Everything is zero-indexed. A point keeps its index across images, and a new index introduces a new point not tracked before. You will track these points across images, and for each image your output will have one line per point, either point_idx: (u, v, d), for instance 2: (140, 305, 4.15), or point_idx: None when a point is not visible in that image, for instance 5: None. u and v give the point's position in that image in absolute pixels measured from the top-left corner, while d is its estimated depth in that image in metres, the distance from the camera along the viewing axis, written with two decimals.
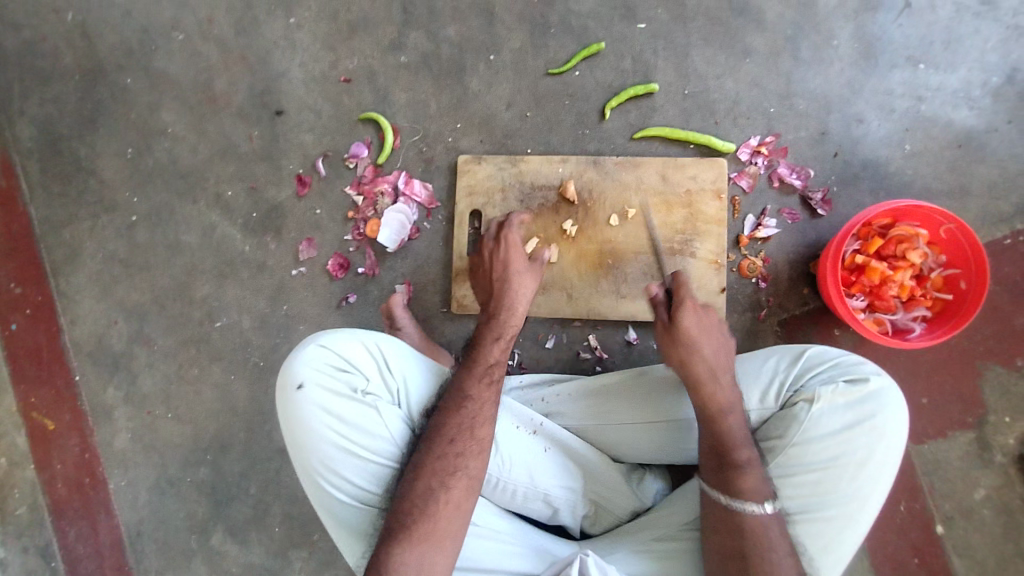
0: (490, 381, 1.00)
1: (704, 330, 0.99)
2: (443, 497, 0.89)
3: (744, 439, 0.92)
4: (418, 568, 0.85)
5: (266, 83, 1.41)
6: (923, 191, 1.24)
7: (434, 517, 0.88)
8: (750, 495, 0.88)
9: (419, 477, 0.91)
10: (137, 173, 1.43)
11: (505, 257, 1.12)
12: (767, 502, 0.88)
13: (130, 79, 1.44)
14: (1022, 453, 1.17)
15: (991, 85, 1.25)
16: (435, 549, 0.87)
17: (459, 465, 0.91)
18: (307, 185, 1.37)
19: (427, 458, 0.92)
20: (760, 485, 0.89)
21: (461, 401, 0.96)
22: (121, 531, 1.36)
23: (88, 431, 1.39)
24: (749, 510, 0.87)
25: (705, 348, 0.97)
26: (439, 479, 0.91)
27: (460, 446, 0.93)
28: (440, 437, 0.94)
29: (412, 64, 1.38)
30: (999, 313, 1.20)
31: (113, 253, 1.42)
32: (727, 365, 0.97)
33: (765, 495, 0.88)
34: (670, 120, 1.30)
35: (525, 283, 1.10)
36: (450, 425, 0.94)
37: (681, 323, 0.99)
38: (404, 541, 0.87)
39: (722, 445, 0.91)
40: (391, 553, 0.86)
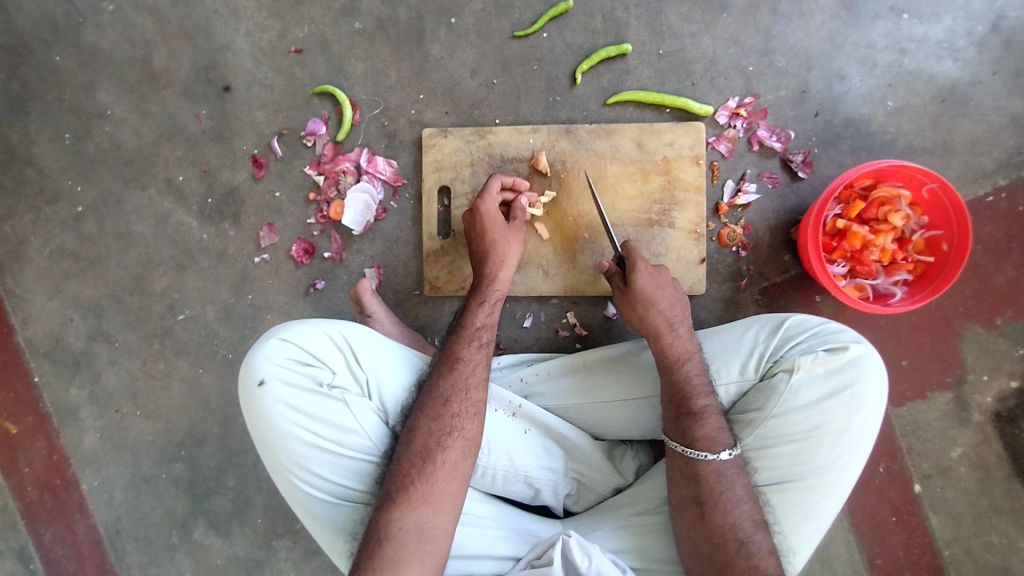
0: (481, 344, 0.98)
1: (667, 295, 1.00)
2: (440, 456, 0.88)
3: (703, 388, 0.93)
4: (417, 533, 0.83)
5: (211, 56, 1.30)
6: (906, 149, 1.20)
7: (432, 477, 0.87)
8: (704, 443, 0.89)
9: (416, 438, 0.90)
10: (78, 159, 1.33)
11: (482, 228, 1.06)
12: (725, 450, 0.89)
13: (61, 56, 1.33)
14: (998, 410, 1.18)
15: (975, 35, 1.19)
16: (435, 512, 0.85)
17: (455, 426, 0.90)
18: (263, 167, 1.29)
19: (423, 419, 0.91)
20: (713, 433, 0.89)
21: (453, 362, 0.95)
22: (98, 531, 1.33)
23: (54, 433, 1.34)
24: (699, 455, 0.88)
25: (662, 306, 0.98)
26: (436, 439, 0.89)
27: (455, 406, 0.91)
28: (435, 398, 0.92)
29: (368, 30, 1.28)
30: (980, 272, 1.19)
31: (62, 247, 1.33)
32: (683, 315, 0.99)
33: (723, 444, 0.89)
34: (645, 82, 1.23)
35: (509, 247, 1.06)
36: (447, 385, 0.93)
37: (635, 282, 0.99)
38: (401, 505, 0.85)
39: (679, 394, 0.92)
40: (389, 518, 0.84)
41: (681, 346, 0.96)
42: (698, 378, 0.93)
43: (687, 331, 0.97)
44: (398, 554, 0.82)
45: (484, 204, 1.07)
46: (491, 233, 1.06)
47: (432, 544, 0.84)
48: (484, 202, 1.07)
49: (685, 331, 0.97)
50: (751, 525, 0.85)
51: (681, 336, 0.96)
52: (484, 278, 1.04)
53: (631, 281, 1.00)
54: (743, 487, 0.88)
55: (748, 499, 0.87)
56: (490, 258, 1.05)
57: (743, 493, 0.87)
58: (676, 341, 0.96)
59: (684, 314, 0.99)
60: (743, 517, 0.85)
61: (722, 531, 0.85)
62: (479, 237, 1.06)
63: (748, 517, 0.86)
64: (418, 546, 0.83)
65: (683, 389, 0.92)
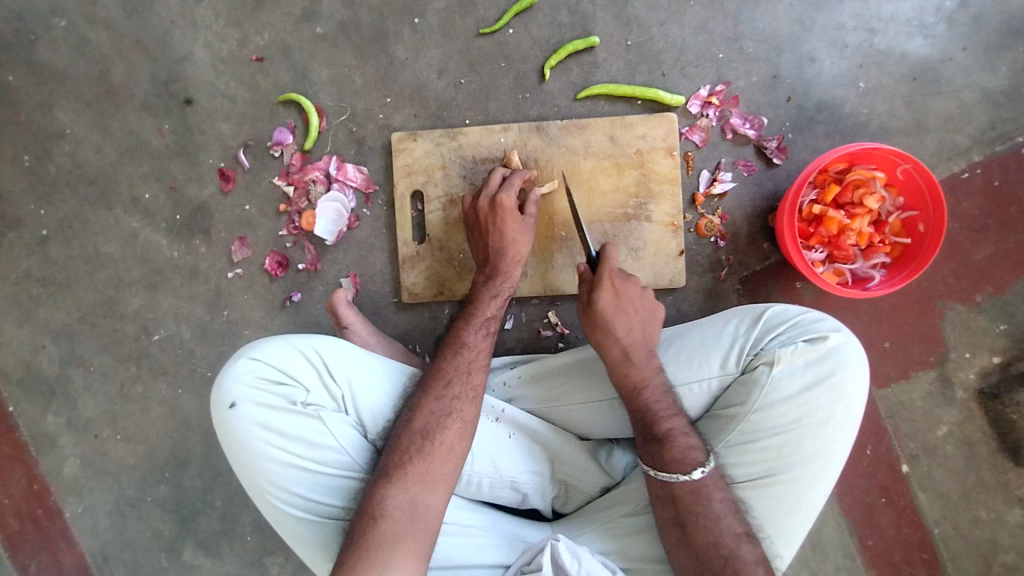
0: (488, 333, 0.99)
1: (633, 318, 0.96)
2: (438, 436, 0.87)
3: (667, 408, 0.92)
4: (411, 510, 0.82)
5: (171, 69, 1.27)
6: (879, 130, 1.19)
7: (429, 457, 0.86)
8: (676, 466, 0.87)
9: (417, 415, 0.89)
10: (40, 181, 1.29)
11: (500, 224, 1.05)
12: (697, 469, 0.87)
13: (14, 75, 1.29)
14: (981, 387, 1.18)
15: (945, 11, 1.18)
16: (430, 491, 0.84)
17: (455, 407, 0.90)
18: (231, 180, 1.26)
19: (426, 399, 0.90)
20: (686, 452, 0.88)
21: (458, 348, 0.95)
22: (84, 559, 1.31)
23: (33, 462, 1.31)
24: (671, 478, 0.87)
25: (621, 332, 0.95)
26: (436, 419, 0.88)
27: (455, 388, 0.91)
28: (439, 378, 0.92)
29: (330, 34, 1.25)
30: (958, 250, 1.19)
31: (28, 272, 1.30)
32: (645, 342, 0.95)
33: (694, 463, 0.87)
34: (615, 75, 1.22)
35: (521, 245, 1.05)
36: (450, 366, 0.93)
37: (598, 303, 0.96)
38: (396, 483, 0.83)
39: (644, 420, 0.91)
40: (383, 495, 0.83)
41: (639, 374, 0.93)
42: (665, 396, 0.93)
43: (648, 356, 0.95)
44: (391, 532, 0.80)
45: (503, 198, 1.06)
46: (508, 230, 1.05)
47: (425, 522, 0.82)
48: (502, 196, 1.06)
49: (645, 358, 0.94)
50: (738, 535, 0.85)
51: (641, 363, 0.94)
52: (497, 273, 1.04)
53: (593, 302, 0.97)
54: (724, 494, 0.87)
55: (733, 509, 0.87)
56: (505, 255, 1.04)
57: (721, 507, 0.86)
58: (633, 370, 0.93)
59: (644, 340, 0.96)
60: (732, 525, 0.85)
61: (702, 544, 0.85)
62: (497, 234, 1.05)
63: (738, 528, 0.85)
64: (413, 525, 0.81)
65: (648, 413, 0.91)
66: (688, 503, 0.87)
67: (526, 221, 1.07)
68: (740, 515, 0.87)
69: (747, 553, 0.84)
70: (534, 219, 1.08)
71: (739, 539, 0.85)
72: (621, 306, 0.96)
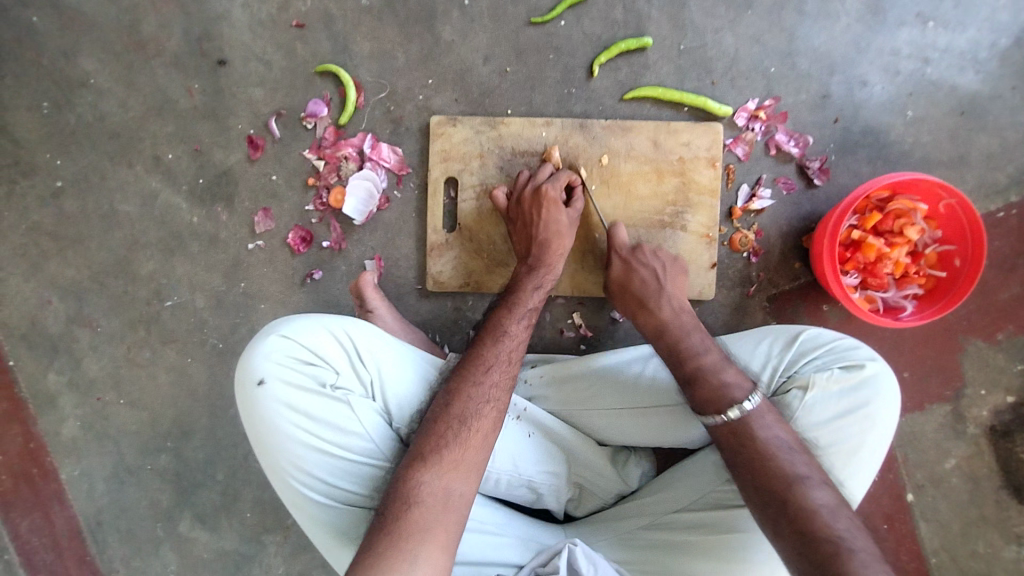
0: (529, 324, 0.98)
1: (645, 272, 1.06)
2: (475, 423, 0.86)
3: (696, 347, 0.96)
4: (443, 498, 0.80)
5: (205, 27, 1.22)
6: (922, 161, 1.19)
7: (464, 444, 0.84)
8: (712, 406, 0.89)
9: (455, 401, 0.87)
10: (58, 130, 1.24)
11: (545, 215, 1.06)
12: (733, 408, 0.87)
13: (39, 17, 1.23)
14: (993, 424, 1.20)
15: (999, 47, 1.17)
16: (462, 480, 0.82)
17: (491, 396, 0.88)
18: (260, 148, 1.22)
19: (466, 384, 0.89)
20: (721, 392, 0.89)
21: (498, 336, 0.94)
22: (77, 521, 1.28)
23: (31, 420, 1.28)
24: (713, 420, 0.88)
25: (636, 287, 1.05)
26: (474, 406, 0.87)
27: (495, 376, 0.90)
28: (477, 364, 0.91)
29: (376, 8, 1.21)
30: (985, 287, 1.19)
31: (39, 224, 1.25)
32: (660, 288, 1.04)
33: (731, 402, 0.87)
34: (664, 78, 1.19)
35: (565, 236, 1.06)
36: (490, 354, 0.92)
37: (611, 275, 1.08)
38: (430, 468, 0.82)
39: (675, 360, 0.96)
40: (417, 480, 0.81)
41: (658, 317, 1.02)
42: (689, 335, 0.98)
43: (664, 300, 1.03)
44: (423, 521, 0.78)
45: (548, 188, 1.07)
46: (551, 217, 1.06)
47: (457, 511, 0.81)
48: (547, 185, 1.08)
49: (661, 304, 1.02)
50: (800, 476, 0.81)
51: (658, 309, 1.02)
52: (540, 263, 1.04)
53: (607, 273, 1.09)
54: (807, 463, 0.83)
55: (793, 449, 0.84)
56: (546, 246, 1.04)
57: (823, 497, 0.79)
58: (650, 316, 1.02)
59: (658, 286, 1.04)
60: (796, 464, 0.82)
61: (807, 529, 0.77)
62: (541, 224, 1.05)
63: (804, 470, 0.82)
64: (444, 514, 0.79)
65: (674, 354, 0.97)
66: (735, 445, 0.86)
67: (571, 213, 1.09)
68: (808, 456, 0.84)
69: (814, 496, 0.79)
70: (580, 211, 1.10)
71: (808, 483, 0.80)
72: (631, 267, 1.07)
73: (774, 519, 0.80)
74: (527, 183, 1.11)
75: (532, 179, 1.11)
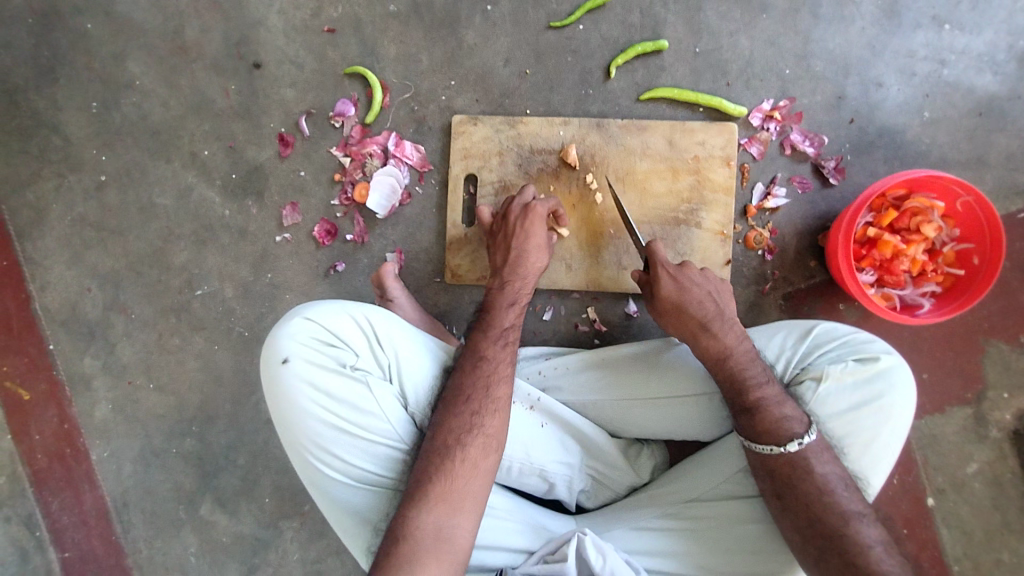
0: (507, 342, 0.98)
1: (699, 293, 0.97)
2: (460, 454, 0.87)
3: (758, 376, 0.91)
4: (435, 532, 0.82)
5: (243, 32, 1.30)
6: (940, 161, 1.19)
7: (451, 474, 0.86)
8: (771, 437, 0.87)
9: (439, 433, 0.89)
10: (104, 128, 1.32)
11: (529, 229, 1.06)
12: (791, 442, 0.86)
13: (92, 23, 1.32)
14: (1017, 429, 1.17)
15: (1017, 49, 1.18)
16: (454, 512, 0.84)
17: (474, 424, 0.89)
18: (290, 145, 1.28)
19: (448, 416, 0.90)
20: (781, 423, 0.87)
21: (476, 360, 0.96)
22: (105, 502, 1.33)
23: (66, 401, 1.34)
24: (765, 449, 0.87)
25: (693, 308, 0.95)
26: (452, 438, 0.88)
27: (474, 404, 0.90)
28: (457, 397, 0.92)
29: (402, 13, 1.27)
30: (1007, 289, 1.18)
31: (83, 215, 1.33)
32: (719, 309, 0.96)
33: (790, 436, 0.86)
34: (679, 80, 1.22)
35: (540, 256, 1.06)
36: (469, 382, 0.93)
37: (663, 293, 0.97)
38: (420, 504, 0.84)
39: (736, 386, 0.91)
40: (408, 515, 0.83)
41: (720, 343, 0.93)
42: (753, 364, 0.92)
43: (727, 325, 0.94)
44: (414, 554, 0.80)
45: (539, 206, 1.08)
46: (534, 236, 1.06)
47: (450, 544, 0.82)
48: (539, 205, 1.08)
49: (724, 328, 0.94)
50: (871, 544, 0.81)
51: (722, 333, 0.94)
52: (517, 281, 1.05)
53: (655, 292, 0.98)
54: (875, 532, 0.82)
55: (848, 486, 0.85)
56: (523, 262, 1.05)
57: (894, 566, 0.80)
58: (713, 341, 0.94)
59: (718, 309, 0.96)
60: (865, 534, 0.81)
61: None
62: (522, 238, 1.06)
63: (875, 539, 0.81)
64: (437, 547, 0.81)
65: (736, 383, 0.91)
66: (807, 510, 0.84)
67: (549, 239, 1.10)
68: (859, 494, 0.85)
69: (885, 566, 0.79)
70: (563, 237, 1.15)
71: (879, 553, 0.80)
72: (683, 286, 0.97)
73: (819, 552, 0.83)
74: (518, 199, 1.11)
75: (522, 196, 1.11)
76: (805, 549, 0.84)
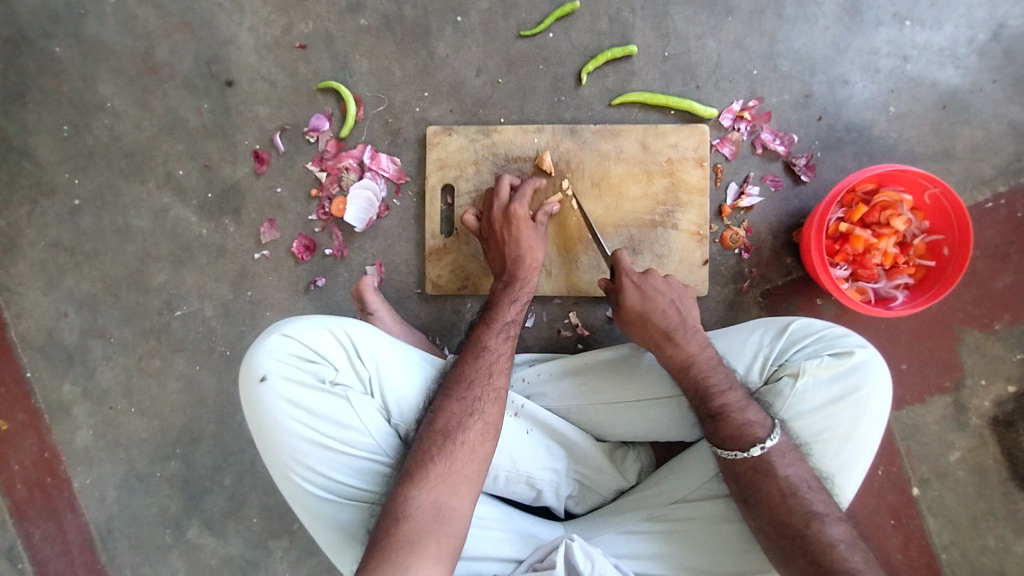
0: (508, 336, 0.99)
1: (663, 301, 0.99)
2: (460, 436, 0.87)
3: (721, 383, 0.92)
4: (434, 513, 0.81)
5: (214, 50, 1.30)
6: (907, 155, 1.21)
7: (451, 457, 0.86)
8: (736, 443, 0.88)
9: (438, 418, 0.89)
10: (77, 152, 1.31)
11: (513, 233, 1.07)
12: (755, 446, 0.87)
13: (60, 47, 1.31)
14: (996, 415, 1.19)
15: (976, 43, 1.21)
16: (453, 494, 0.83)
17: (475, 409, 0.90)
18: (265, 162, 1.28)
19: (447, 401, 0.91)
20: (744, 428, 0.88)
21: (479, 350, 0.96)
22: (89, 530, 1.31)
23: (46, 430, 1.32)
24: (731, 455, 0.88)
25: (657, 317, 0.97)
26: (456, 420, 0.88)
27: (477, 390, 0.91)
28: (460, 382, 0.93)
29: (373, 27, 1.27)
30: (979, 277, 1.20)
31: (57, 240, 1.31)
32: (681, 318, 0.98)
33: (753, 440, 0.87)
34: (650, 84, 1.24)
35: (537, 251, 1.07)
36: (472, 370, 0.94)
37: (626, 303, 1.00)
38: (420, 484, 0.83)
39: (701, 393, 0.92)
40: (407, 496, 0.83)
41: (684, 351, 0.95)
42: (717, 370, 0.93)
43: (690, 333, 0.96)
44: (413, 535, 0.79)
45: (517, 209, 1.08)
46: (523, 238, 1.07)
47: (449, 526, 0.81)
48: (516, 207, 1.09)
49: (687, 336, 0.96)
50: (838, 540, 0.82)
51: (684, 341, 0.95)
52: (517, 280, 1.05)
53: (621, 302, 1.01)
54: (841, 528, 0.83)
55: (815, 485, 0.86)
56: (522, 263, 1.05)
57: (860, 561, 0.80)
58: (677, 350, 0.95)
59: (681, 319, 0.97)
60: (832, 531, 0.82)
61: None
62: (512, 243, 1.07)
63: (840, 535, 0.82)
64: (437, 528, 0.80)
65: (700, 390, 0.92)
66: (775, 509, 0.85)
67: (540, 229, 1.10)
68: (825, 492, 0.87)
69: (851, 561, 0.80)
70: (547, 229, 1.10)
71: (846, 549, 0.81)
72: (647, 296, 0.99)
73: (785, 550, 0.84)
74: (496, 204, 1.11)
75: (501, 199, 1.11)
76: (774, 548, 0.85)
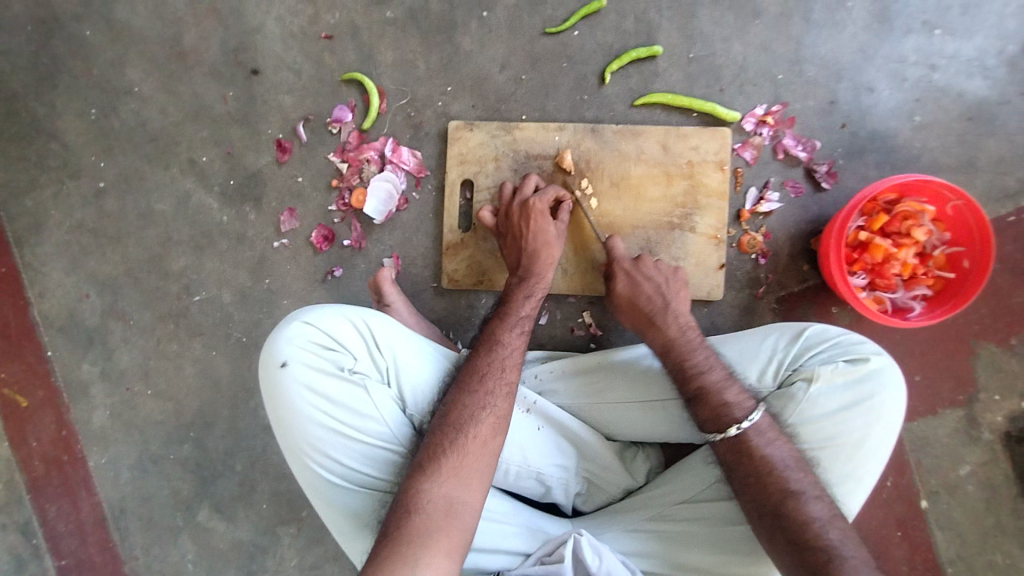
0: (522, 331, 1.00)
1: (649, 287, 1.06)
2: (473, 430, 0.88)
3: (700, 365, 0.96)
4: (445, 506, 0.83)
5: (240, 38, 1.30)
6: (931, 165, 1.20)
7: (463, 451, 0.87)
8: (712, 424, 0.92)
9: (451, 411, 0.90)
10: (102, 135, 1.33)
11: (529, 226, 1.09)
12: (733, 425, 0.90)
13: (90, 30, 1.33)
14: (1009, 430, 1.19)
15: (1006, 54, 1.19)
16: (464, 487, 0.84)
17: (487, 403, 0.91)
18: (287, 151, 1.29)
19: (461, 395, 0.92)
20: (722, 408, 0.91)
21: (493, 344, 0.98)
22: (103, 508, 1.34)
23: (64, 408, 1.34)
24: (711, 436, 0.92)
25: (642, 301, 1.05)
26: (469, 413, 0.89)
27: (489, 383, 0.93)
28: (473, 374, 0.94)
29: (399, 20, 1.28)
30: (997, 292, 1.19)
31: (81, 222, 1.34)
32: (666, 302, 1.03)
33: (731, 419, 0.90)
34: (673, 85, 1.23)
35: (553, 249, 1.08)
36: (484, 363, 0.95)
37: (616, 290, 1.08)
38: (431, 477, 0.84)
39: (682, 376, 0.97)
40: (419, 488, 0.84)
41: (666, 334, 1.01)
42: (695, 352, 0.97)
43: (670, 316, 1.02)
44: (424, 527, 0.81)
45: (535, 201, 1.10)
46: (537, 227, 1.09)
47: (459, 519, 0.82)
48: (534, 199, 1.10)
49: (669, 319, 1.01)
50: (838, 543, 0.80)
51: (664, 324, 1.01)
52: (532, 274, 1.06)
53: (611, 289, 1.09)
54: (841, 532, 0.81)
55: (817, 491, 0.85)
56: (538, 256, 1.06)
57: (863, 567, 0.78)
58: (658, 332, 1.01)
59: (664, 303, 1.03)
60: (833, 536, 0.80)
61: None
62: (529, 235, 1.08)
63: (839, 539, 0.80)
64: (447, 521, 0.81)
65: (681, 372, 0.97)
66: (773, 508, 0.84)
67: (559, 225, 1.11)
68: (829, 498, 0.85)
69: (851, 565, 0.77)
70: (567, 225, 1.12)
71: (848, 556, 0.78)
72: (635, 282, 1.07)
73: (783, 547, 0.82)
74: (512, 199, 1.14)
75: (518, 194, 1.14)
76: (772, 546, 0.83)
